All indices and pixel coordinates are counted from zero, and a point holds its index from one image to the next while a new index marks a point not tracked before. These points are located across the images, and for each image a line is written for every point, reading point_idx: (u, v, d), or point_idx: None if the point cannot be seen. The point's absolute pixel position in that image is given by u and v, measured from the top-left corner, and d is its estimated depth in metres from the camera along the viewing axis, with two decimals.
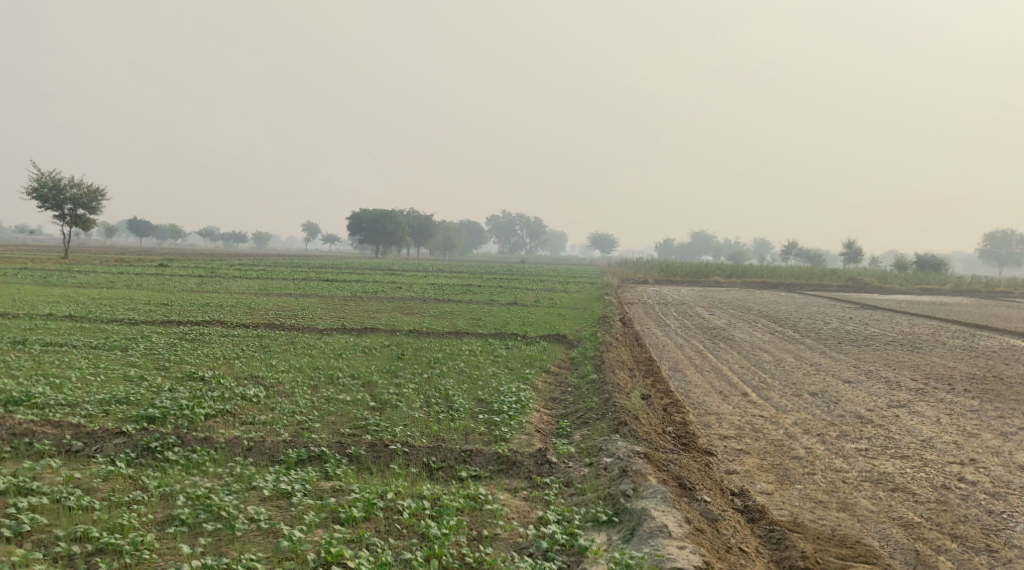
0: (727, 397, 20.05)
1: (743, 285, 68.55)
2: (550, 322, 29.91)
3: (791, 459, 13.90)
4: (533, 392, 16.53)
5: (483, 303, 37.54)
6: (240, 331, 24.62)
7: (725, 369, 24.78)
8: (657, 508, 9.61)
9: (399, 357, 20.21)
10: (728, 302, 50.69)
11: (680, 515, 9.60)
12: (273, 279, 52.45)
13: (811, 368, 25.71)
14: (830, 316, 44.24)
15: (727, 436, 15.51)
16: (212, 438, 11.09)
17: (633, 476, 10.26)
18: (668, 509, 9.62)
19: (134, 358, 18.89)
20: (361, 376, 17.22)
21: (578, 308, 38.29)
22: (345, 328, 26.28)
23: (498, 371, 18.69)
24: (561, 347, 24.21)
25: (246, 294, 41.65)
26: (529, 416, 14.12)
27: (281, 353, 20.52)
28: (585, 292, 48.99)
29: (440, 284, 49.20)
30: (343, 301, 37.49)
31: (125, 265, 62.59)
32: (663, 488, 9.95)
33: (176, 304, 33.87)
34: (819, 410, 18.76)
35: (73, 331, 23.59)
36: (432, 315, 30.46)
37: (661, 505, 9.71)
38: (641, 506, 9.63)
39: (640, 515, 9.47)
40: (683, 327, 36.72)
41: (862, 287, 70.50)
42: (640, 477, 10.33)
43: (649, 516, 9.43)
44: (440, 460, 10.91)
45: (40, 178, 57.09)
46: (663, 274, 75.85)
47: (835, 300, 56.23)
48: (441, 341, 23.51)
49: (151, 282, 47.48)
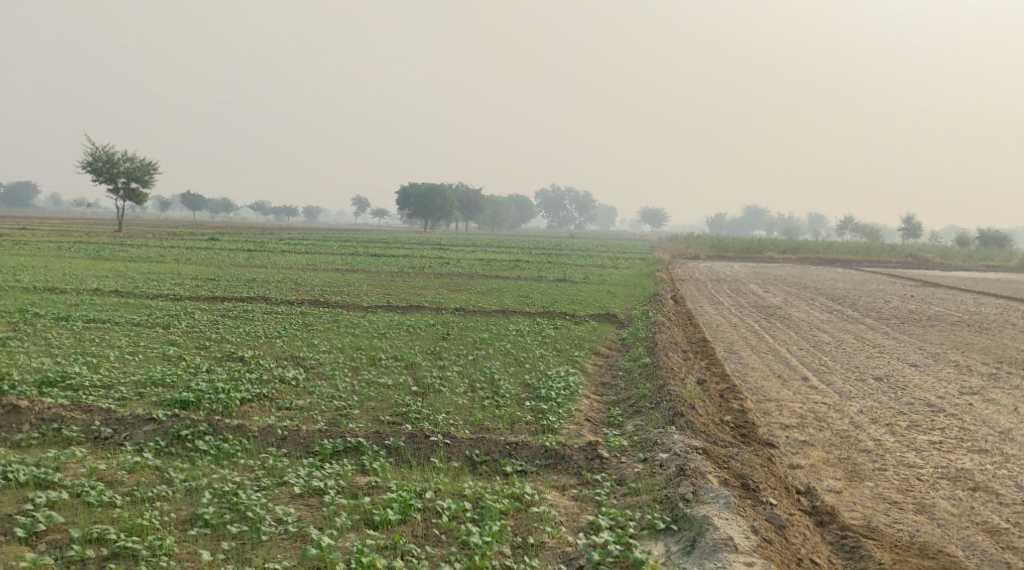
0: (787, 382, 19.13)
1: (798, 261, 66.84)
2: (599, 300, 29.12)
3: (859, 453, 13.03)
4: (582, 376, 15.81)
5: (531, 280, 36.81)
6: (284, 308, 24.22)
7: (783, 351, 23.80)
8: (720, 516, 8.86)
9: (445, 337, 19.64)
10: (783, 279, 49.29)
11: (745, 524, 8.83)
12: (321, 254, 52.28)
13: (873, 351, 24.60)
14: (891, 294, 42.71)
15: (788, 425, 14.65)
16: (245, 426, 10.55)
17: (692, 477, 9.50)
18: (732, 517, 8.87)
19: (175, 336, 18.55)
20: (404, 358, 16.66)
21: (629, 285, 37.37)
22: (390, 305, 25.77)
23: (546, 353, 17.99)
24: (611, 326, 23.46)
25: (294, 268, 41.48)
26: (578, 403, 13.41)
27: (324, 331, 20.05)
28: (635, 268, 47.98)
29: (487, 260, 48.58)
30: (390, 277, 37.08)
31: (176, 239, 63.01)
32: (725, 492, 9.19)
33: (223, 279, 33.69)
34: (886, 397, 17.80)
35: (118, 307, 23.40)
36: (479, 293, 29.82)
37: (725, 512, 8.96)
38: (702, 513, 8.88)
39: (701, 524, 8.73)
40: (737, 305, 35.63)
41: (922, 264, 68.35)
42: (700, 478, 9.57)
43: (711, 525, 8.68)
44: (483, 453, 10.26)
45: (94, 152, 57.45)
46: (715, 250, 74.33)
47: (895, 277, 54.46)
48: (488, 320, 22.91)
49: (201, 257, 47.61)
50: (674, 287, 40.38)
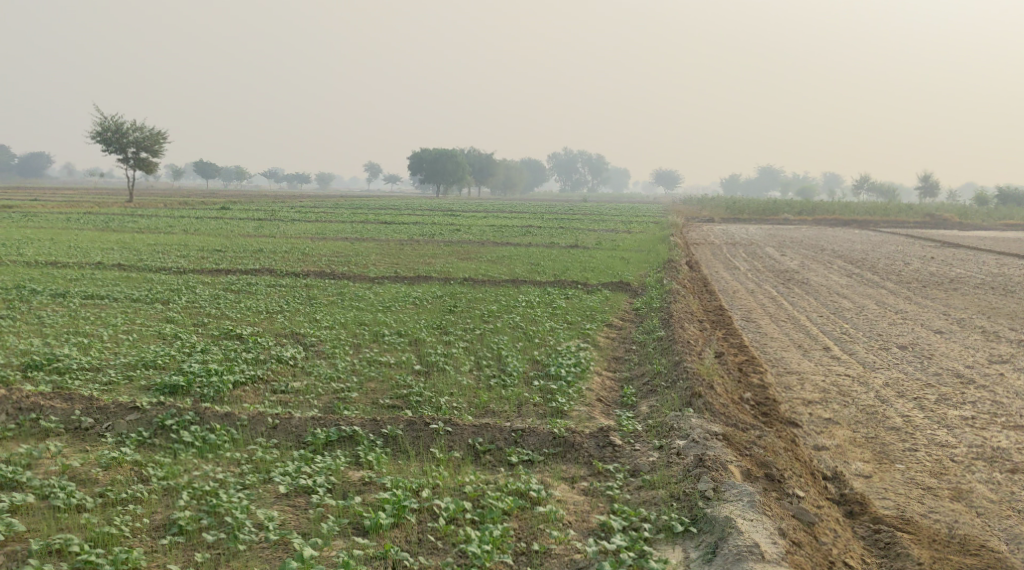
0: (807, 353, 18.38)
1: (815, 222, 65.60)
2: (612, 267, 28.33)
3: (888, 431, 12.30)
4: (594, 351, 15.12)
5: (543, 247, 36.00)
6: (288, 281, 23.52)
7: (802, 319, 22.99)
8: (744, 517, 8.18)
9: (451, 310, 18.98)
10: (800, 242, 48.23)
11: (772, 525, 8.16)
12: (331, 222, 51.53)
13: (896, 317, 23.77)
14: (911, 256, 41.68)
15: (811, 402, 13.94)
16: (234, 414, 9.93)
17: (713, 471, 8.83)
18: (758, 517, 8.21)
19: (172, 313, 17.93)
20: (408, 334, 15.98)
21: (644, 250, 36.50)
22: (397, 276, 25.05)
23: (557, 326, 17.27)
24: (624, 295, 22.74)
25: (302, 237, 40.84)
26: (589, 381, 12.72)
27: (327, 305, 19.38)
28: (650, 232, 47.03)
29: (499, 226, 47.68)
30: (399, 246, 36.40)
31: (186, 208, 62.38)
32: (750, 488, 8.51)
33: (230, 250, 33.01)
34: (912, 367, 17.05)
35: (119, 282, 22.82)
36: (489, 261, 29.05)
37: (749, 512, 8.29)
38: (724, 515, 8.22)
39: (723, 529, 8.07)
40: (754, 270, 34.74)
41: (941, 223, 67.04)
42: (721, 471, 8.88)
43: (734, 529, 8.03)
44: (487, 441, 9.63)
45: (102, 121, 56.75)
46: (731, 212, 73.12)
47: (914, 237, 53.34)
48: (497, 291, 22.22)
49: (210, 227, 47.02)
50: (688, 252, 39.48)
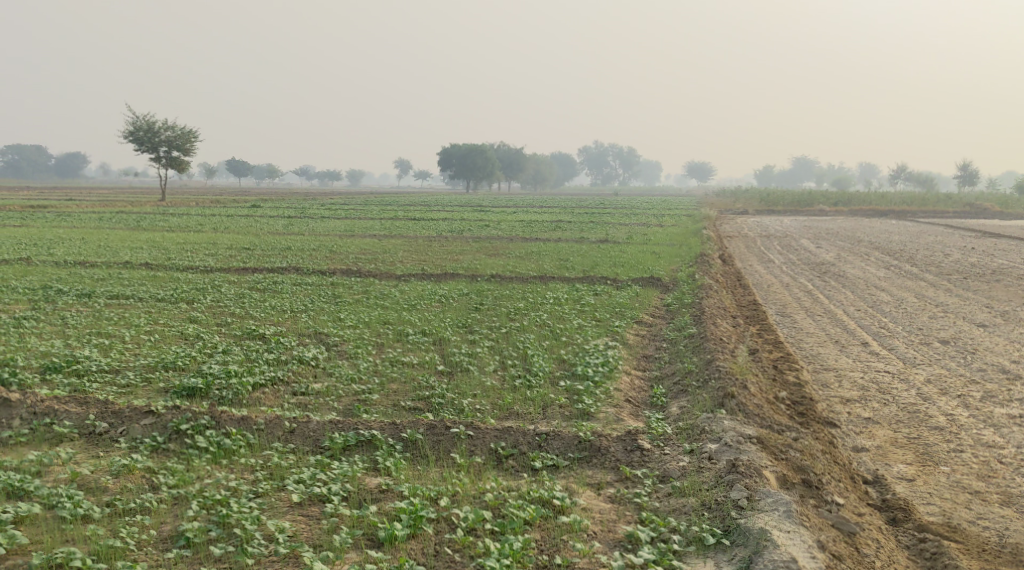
0: (844, 349, 17.85)
1: (850, 213, 64.48)
2: (643, 262, 27.85)
3: (931, 430, 11.79)
4: (623, 349, 14.73)
5: (573, 242, 35.55)
6: (315, 280, 23.31)
7: (839, 314, 22.40)
8: (780, 529, 7.79)
9: (478, 308, 18.67)
10: (835, 233, 47.37)
11: (809, 538, 7.76)
12: (360, 219, 51.41)
13: (936, 310, 23.10)
14: (950, 247, 40.73)
15: (849, 401, 13.45)
16: (250, 418, 9.64)
17: (747, 479, 8.41)
18: (794, 529, 7.79)
19: (196, 312, 17.75)
20: (433, 333, 15.67)
21: (675, 244, 35.94)
22: (425, 273, 24.78)
23: (585, 324, 16.89)
24: (655, 291, 22.30)
25: (331, 235, 40.74)
26: (618, 381, 12.34)
27: (352, 304, 19.12)
28: (681, 225, 46.40)
29: (528, 221, 47.29)
30: (428, 242, 36.15)
31: (217, 207, 62.59)
32: (786, 498, 8.09)
33: (258, 248, 32.90)
34: (955, 363, 16.48)
35: (146, 281, 22.73)
36: (518, 257, 28.67)
37: (785, 523, 7.88)
38: (759, 526, 7.83)
39: (758, 541, 7.68)
40: (788, 263, 34.07)
41: (981, 213, 65.69)
42: (755, 476, 8.49)
43: (770, 542, 7.63)
44: (510, 445, 9.31)
45: (135, 121, 57.14)
46: (764, 204, 72.12)
47: (952, 228, 52.24)
48: (525, 287, 21.89)
49: (240, 225, 47.09)
50: (721, 245, 38.85)
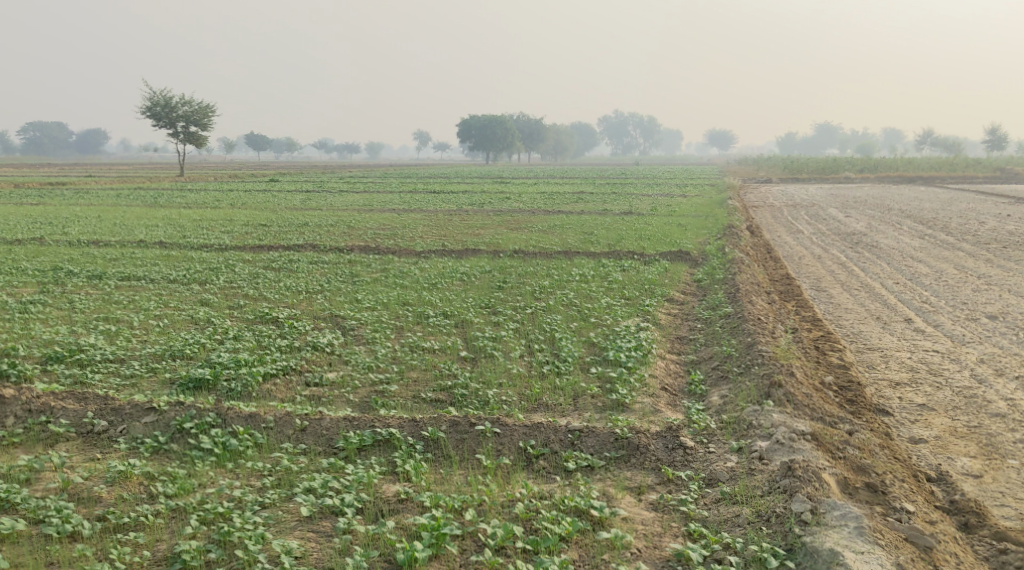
0: (887, 326, 16.98)
1: (878, 181, 63.05)
2: (670, 234, 26.93)
3: (991, 417, 10.96)
4: (655, 331, 13.92)
5: (596, 214, 34.67)
6: (331, 257, 22.58)
7: (876, 288, 21.49)
8: (852, 549, 7.23)
9: (501, 287, 17.91)
10: (864, 201, 46.21)
11: (886, 559, 7.19)
12: (379, 192, 50.65)
13: (979, 282, 22.13)
14: (984, 214, 39.53)
15: (899, 386, 12.62)
16: (259, 415, 8.94)
17: (807, 487, 7.81)
18: (868, 550, 7.21)
19: (208, 295, 17.06)
20: (455, 314, 14.92)
21: (701, 215, 34.95)
22: (446, 250, 24.00)
23: (614, 303, 16.07)
24: (684, 266, 21.44)
25: (349, 210, 39.97)
26: (652, 367, 11.54)
27: (370, 284, 18.37)
28: (706, 195, 45.33)
29: (550, 193, 46.34)
30: (448, 216, 35.36)
31: (235, 182, 62.05)
32: (855, 512, 7.52)
33: (274, 224, 32.23)
34: (1006, 341, 15.62)
35: (158, 261, 22.06)
36: (541, 231, 27.83)
37: (858, 542, 7.31)
38: (828, 546, 7.27)
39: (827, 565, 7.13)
40: (818, 233, 33.05)
41: (1012, 178, 64.13)
42: (816, 484, 7.87)
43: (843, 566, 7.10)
44: (541, 444, 8.65)
45: (152, 96, 56.52)
46: (789, 172, 70.65)
47: (984, 194, 50.94)
48: (549, 263, 21.07)
49: (258, 200, 46.44)
50: (748, 215, 37.81)
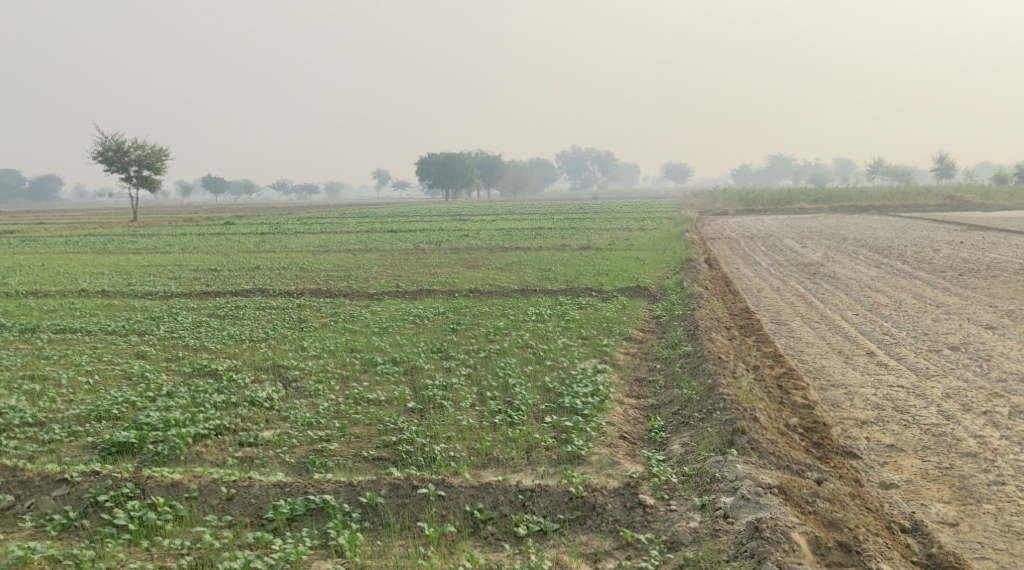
0: (849, 361, 16.61)
1: (833, 210, 63.58)
2: (628, 270, 26.53)
3: (963, 457, 10.52)
4: (612, 373, 13.36)
5: (553, 250, 34.26)
6: (280, 302, 21.83)
7: (837, 320, 21.20)
8: None
9: (454, 329, 17.28)
10: (820, 231, 46.40)
11: None
12: (335, 233, 49.89)
13: (938, 312, 21.93)
14: (939, 242, 39.76)
15: (865, 425, 12.18)
16: (182, 482, 8.53)
17: (777, 552, 7.39)
18: None
19: (146, 346, 16.21)
20: (404, 361, 14.26)
21: (659, 249, 34.71)
22: (399, 291, 23.35)
23: (570, 344, 15.51)
24: (642, 302, 21.00)
25: (303, 251, 39.14)
26: (610, 414, 10.95)
27: (319, 330, 17.64)
28: (663, 228, 45.20)
29: (508, 230, 45.95)
30: (404, 256, 34.71)
31: (189, 225, 60.94)
32: None
33: (224, 269, 31.34)
34: (970, 374, 15.32)
35: (98, 311, 21.13)
36: (498, 269, 27.27)
37: None
38: None
39: None
40: (777, 265, 32.90)
41: (962, 205, 65.10)
42: (785, 550, 7.46)
43: None
44: (489, 507, 8.29)
45: (102, 141, 55.38)
46: (745, 203, 71.09)
47: (937, 221, 51.47)
48: (505, 303, 20.51)
49: (210, 244, 45.41)
50: (706, 248, 37.65)
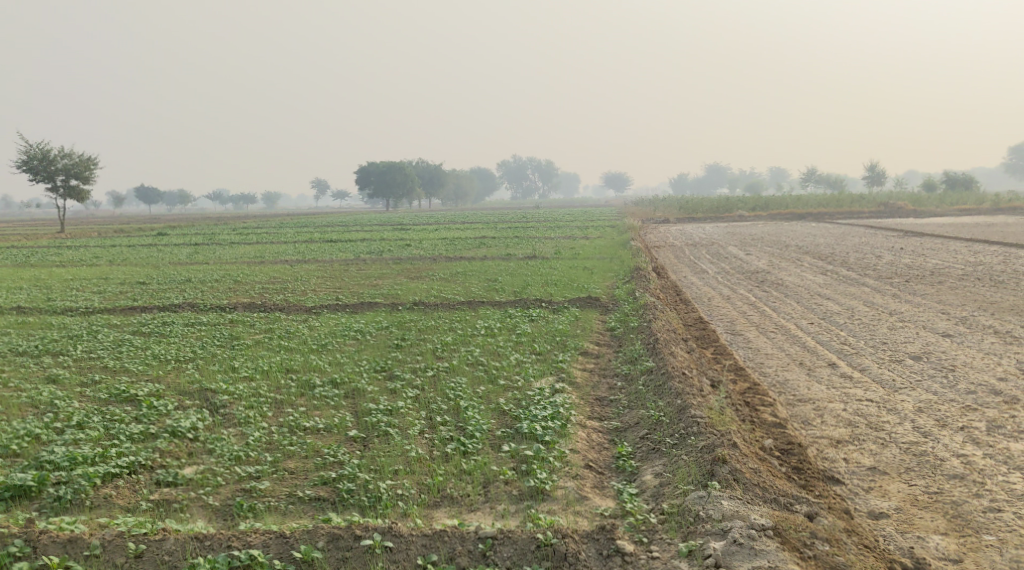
0: (812, 373, 15.89)
1: (773, 218, 63.87)
2: (577, 279, 25.69)
3: (950, 479, 9.73)
4: (572, 393, 12.39)
5: (499, 260, 33.33)
6: (211, 318, 20.46)
7: (793, 328, 20.60)
8: None
9: (398, 345, 16.18)
10: (761, 238, 46.24)
11: None
12: (272, 244, 48.19)
13: (892, 320, 21.45)
14: (880, 248, 39.81)
15: (841, 446, 11.40)
16: (82, 537, 7.80)
17: None
18: None
19: (59, 369, 14.79)
20: (345, 382, 13.10)
21: (606, 257, 33.97)
22: (339, 305, 22.13)
23: (524, 360, 14.56)
24: (594, 313, 20.15)
25: (238, 263, 37.56)
26: (573, 440, 9.98)
27: (251, 349, 16.38)
28: (608, 236, 44.53)
29: (451, 239, 44.88)
30: (344, 266, 33.44)
31: (120, 236, 58.69)
32: None
33: (153, 282, 29.71)
34: (939, 385, 14.74)
35: (11, 330, 19.51)
36: (442, 280, 26.18)
37: None
38: None
39: None
40: (724, 272, 32.40)
41: (898, 212, 65.92)
42: None
43: None
44: (444, 558, 7.76)
45: (27, 150, 52.95)
46: (686, 211, 71.01)
47: (877, 228, 51.81)
48: (451, 316, 19.48)
49: (140, 256, 43.45)
50: (652, 256, 37.03)
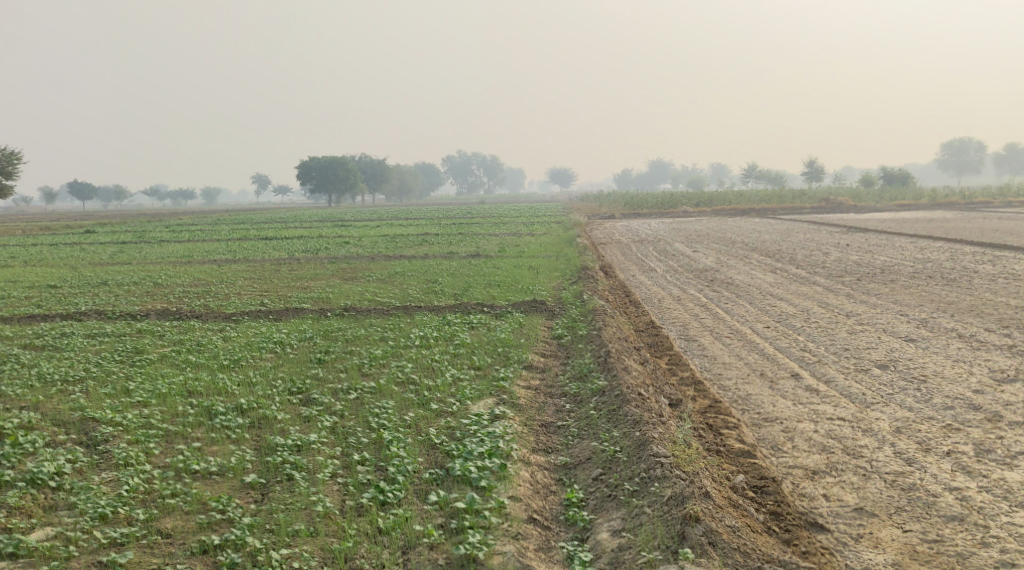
0: (775, 387, 14.53)
1: (718, 214, 63.16)
2: (521, 280, 24.13)
3: (949, 523, 8.40)
4: (514, 419, 10.83)
5: (440, 258, 31.64)
6: (117, 328, 18.44)
7: (749, 334, 19.31)
8: None
9: (321, 360, 14.42)
10: (707, 235, 45.23)
11: None
12: (202, 242, 45.77)
13: (851, 323, 20.28)
14: (826, 244, 39.03)
15: (817, 478, 10.05)
16: None
17: None
18: None
19: None
20: (252, 408, 11.34)
21: (552, 256, 32.44)
22: (262, 311, 20.23)
23: (461, 377, 12.96)
24: (539, 319, 18.61)
25: (164, 263, 35.27)
26: (514, 485, 8.54)
27: (154, 366, 14.49)
28: (553, 234, 43.16)
29: (391, 236, 43.04)
30: (276, 266, 31.45)
31: (44, 234, 55.67)
32: None
33: (66, 286, 27.41)
34: (913, 400, 13.50)
35: None
36: (378, 282, 24.40)
37: None
38: None
39: None
40: (672, 271, 31.11)
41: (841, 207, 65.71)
42: None
43: None
44: None
45: None
46: (631, 206, 70.00)
47: (822, 223, 51.25)
48: (383, 324, 17.77)
49: (60, 256, 40.82)
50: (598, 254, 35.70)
